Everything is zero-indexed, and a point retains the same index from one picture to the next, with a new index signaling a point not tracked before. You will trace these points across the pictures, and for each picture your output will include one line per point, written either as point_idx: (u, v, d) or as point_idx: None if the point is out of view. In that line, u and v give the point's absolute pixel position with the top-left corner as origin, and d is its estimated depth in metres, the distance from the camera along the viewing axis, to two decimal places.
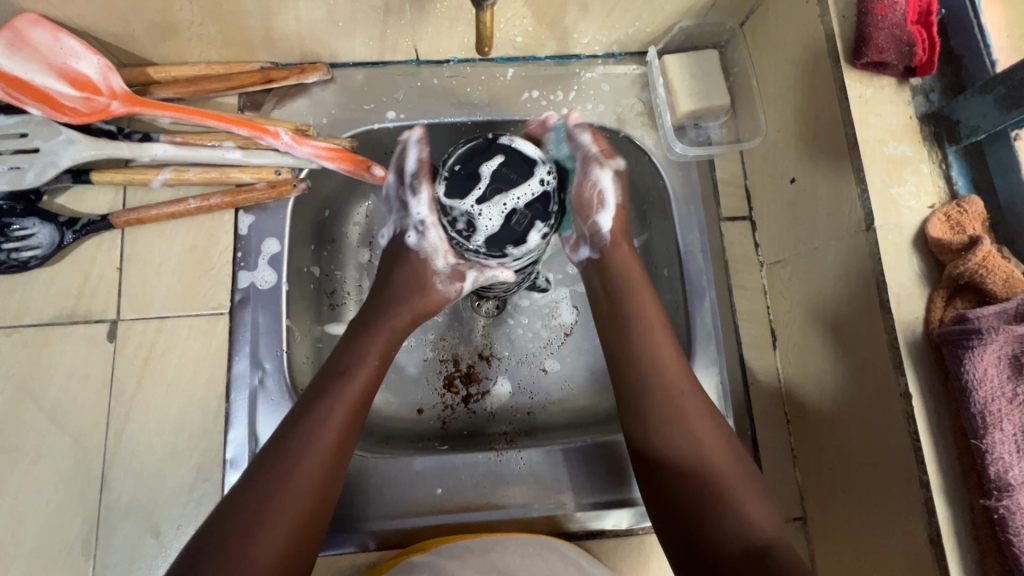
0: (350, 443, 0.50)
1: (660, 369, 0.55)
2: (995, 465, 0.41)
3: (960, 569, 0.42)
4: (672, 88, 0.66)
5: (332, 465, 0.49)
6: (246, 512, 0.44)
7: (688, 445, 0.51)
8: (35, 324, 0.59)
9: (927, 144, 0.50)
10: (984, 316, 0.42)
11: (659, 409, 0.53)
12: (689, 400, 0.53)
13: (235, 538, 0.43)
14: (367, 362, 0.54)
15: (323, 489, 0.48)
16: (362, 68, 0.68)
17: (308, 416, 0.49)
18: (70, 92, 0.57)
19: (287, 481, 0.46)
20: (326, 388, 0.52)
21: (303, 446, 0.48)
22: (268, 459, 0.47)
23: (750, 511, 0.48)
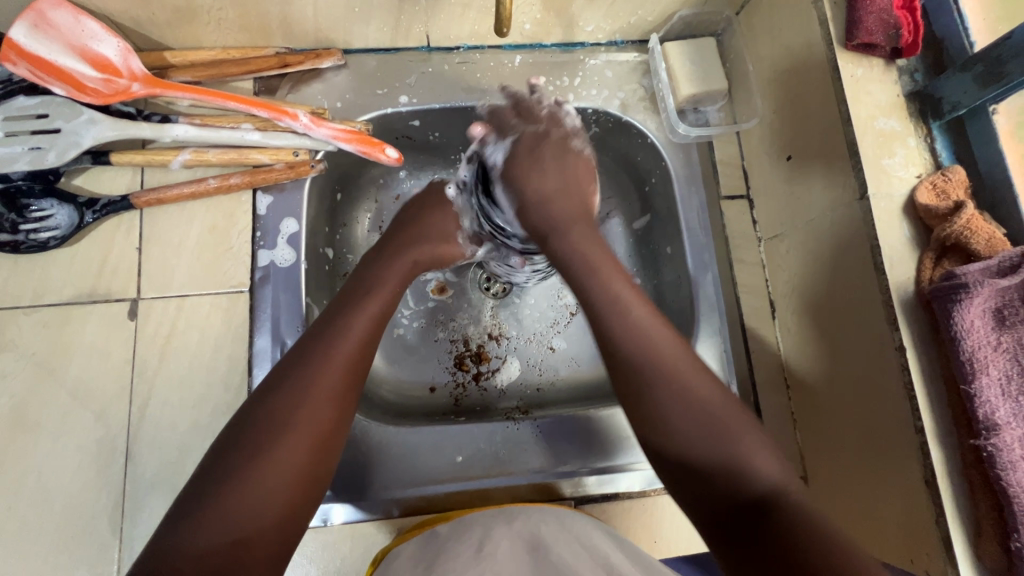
0: (352, 388, 0.50)
1: (640, 321, 0.49)
2: (983, 407, 0.44)
3: (953, 505, 0.46)
4: (673, 74, 0.69)
5: (335, 409, 0.48)
6: (251, 449, 0.44)
7: (682, 400, 0.46)
8: (54, 303, 0.59)
9: (913, 120, 0.54)
10: (970, 272, 0.46)
11: (648, 365, 0.47)
12: (681, 356, 0.48)
13: (240, 475, 0.43)
14: (372, 306, 0.54)
15: (326, 432, 0.47)
16: (375, 54, 0.70)
17: (313, 355, 0.49)
18: (92, 74, 0.58)
19: (291, 421, 0.46)
20: (331, 328, 0.52)
21: (310, 386, 0.48)
22: (271, 397, 0.47)
23: (758, 464, 0.43)
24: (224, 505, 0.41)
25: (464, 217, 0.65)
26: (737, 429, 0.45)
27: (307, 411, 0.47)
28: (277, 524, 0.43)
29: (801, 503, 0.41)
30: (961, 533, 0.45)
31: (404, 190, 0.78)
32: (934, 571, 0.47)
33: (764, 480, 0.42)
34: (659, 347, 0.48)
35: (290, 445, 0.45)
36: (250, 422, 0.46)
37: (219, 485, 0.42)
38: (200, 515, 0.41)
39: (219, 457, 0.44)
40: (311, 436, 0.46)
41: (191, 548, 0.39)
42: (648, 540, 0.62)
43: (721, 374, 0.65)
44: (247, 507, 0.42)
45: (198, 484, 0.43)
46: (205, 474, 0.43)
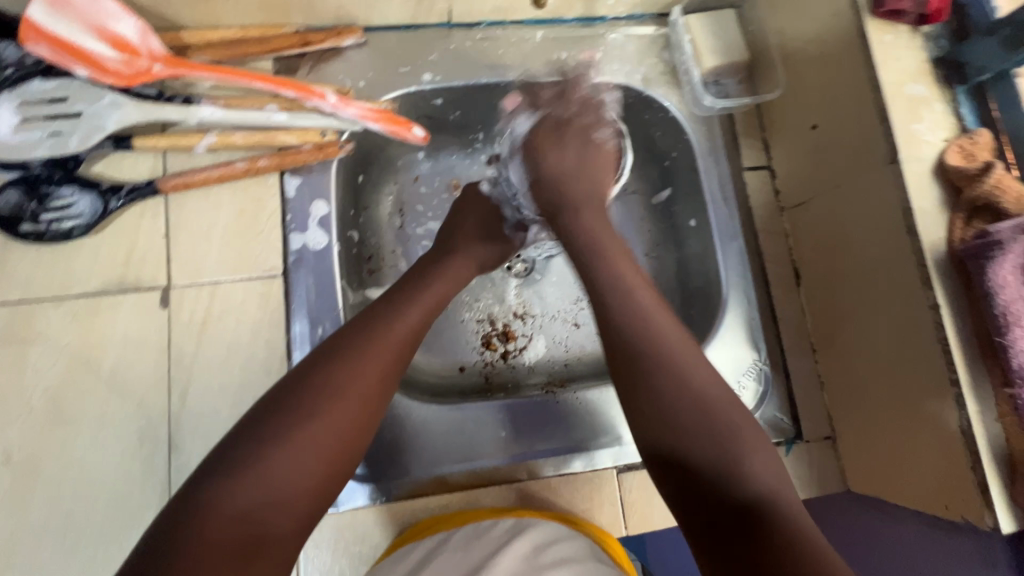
0: (401, 370, 0.51)
1: (676, 349, 0.48)
2: (1018, 358, 0.46)
3: (989, 452, 0.48)
4: (696, 46, 0.69)
5: (384, 385, 0.49)
6: (295, 416, 0.44)
7: (682, 389, 0.46)
8: (83, 294, 0.58)
9: (940, 85, 0.55)
10: (1002, 230, 0.48)
11: (651, 354, 0.48)
12: (684, 345, 0.49)
13: (281, 438, 0.43)
14: (426, 295, 0.57)
15: (373, 410, 0.48)
16: (395, 31, 0.69)
17: (366, 335, 0.50)
18: (110, 53, 0.57)
19: (338, 392, 0.46)
20: (386, 313, 0.53)
21: (360, 360, 0.48)
22: (321, 367, 0.47)
23: (750, 465, 0.43)
24: (265, 467, 0.42)
25: (504, 209, 0.67)
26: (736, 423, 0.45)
27: (355, 383, 0.47)
28: (312, 493, 0.44)
29: (785, 509, 0.41)
30: (998, 478, 0.48)
31: (423, 171, 0.78)
32: (971, 515, 0.49)
33: (753, 481, 0.42)
34: (670, 338, 0.49)
35: (333, 414, 0.45)
36: (296, 389, 0.46)
37: (260, 446, 0.43)
38: (241, 475, 0.41)
39: (264, 417, 0.44)
40: (354, 409, 0.46)
41: (231, 510, 0.40)
42: None
43: (750, 341, 0.67)
44: (284, 475, 0.42)
45: (238, 442, 0.43)
46: (247, 433, 0.44)
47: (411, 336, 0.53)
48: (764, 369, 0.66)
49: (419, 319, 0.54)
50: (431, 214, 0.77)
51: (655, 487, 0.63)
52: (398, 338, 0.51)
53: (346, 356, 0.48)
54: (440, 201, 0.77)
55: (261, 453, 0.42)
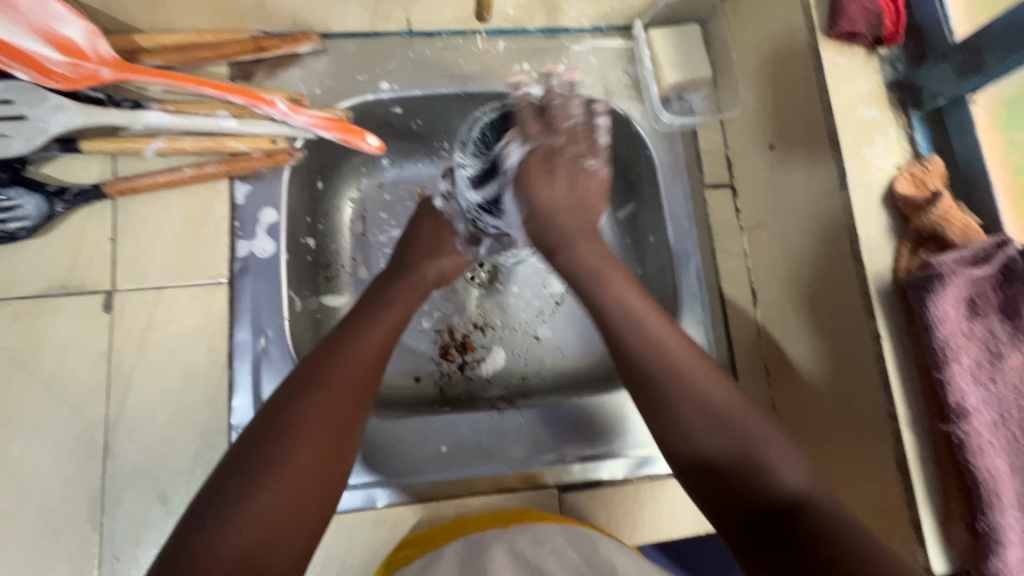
0: (372, 388, 0.51)
1: (653, 324, 0.50)
2: (954, 394, 0.45)
3: (924, 489, 0.47)
4: (657, 62, 0.69)
5: (359, 404, 0.49)
6: (275, 447, 0.44)
7: (712, 429, 0.46)
8: (25, 296, 0.58)
9: (894, 110, 0.54)
10: (945, 262, 0.47)
11: (665, 373, 0.48)
12: (696, 361, 0.48)
13: (262, 471, 0.43)
14: (390, 313, 0.56)
15: (352, 431, 0.48)
16: (354, 39, 0.68)
17: (333, 358, 0.50)
18: (56, 57, 0.57)
19: (311, 419, 0.46)
20: (348, 334, 0.53)
21: (333, 384, 0.48)
22: (293, 396, 0.47)
23: (779, 468, 0.44)
24: (250, 502, 0.41)
25: (457, 221, 0.67)
26: (748, 424, 0.46)
27: (328, 407, 0.47)
28: (306, 520, 0.44)
29: (827, 503, 0.43)
30: (931, 515, 0.47)
31: (387, 178, 0.77)
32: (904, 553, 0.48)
33: (789, 483, 0.44)
34: (678, 360, 0.48)
35: (305, 441, 0.45)
36: (271, 420, 0.45)
37: (244, 481, 0.42)
38: (229, 513, 0.41)
39: (244, 452, 0.44)
40: (330, 433, 0.46)
41: (223, 550, 0.40)
42: (632, 527, 0.62)
43: None
44: (271, 507, 0.42)
45: (221, 480, 0.43)
46: (229, 471, 0.43)
47: (377, 354, 0.52)
48: None
49: (385, 337, 0.54)
50: (395, 222, 0.76)
51: (597, 507, 0.62)
52: (363, 358, 0.51)
53: (317, 380, 0.48)
54: (404, 208, 0.76)
55: (245, 489, 0.42)
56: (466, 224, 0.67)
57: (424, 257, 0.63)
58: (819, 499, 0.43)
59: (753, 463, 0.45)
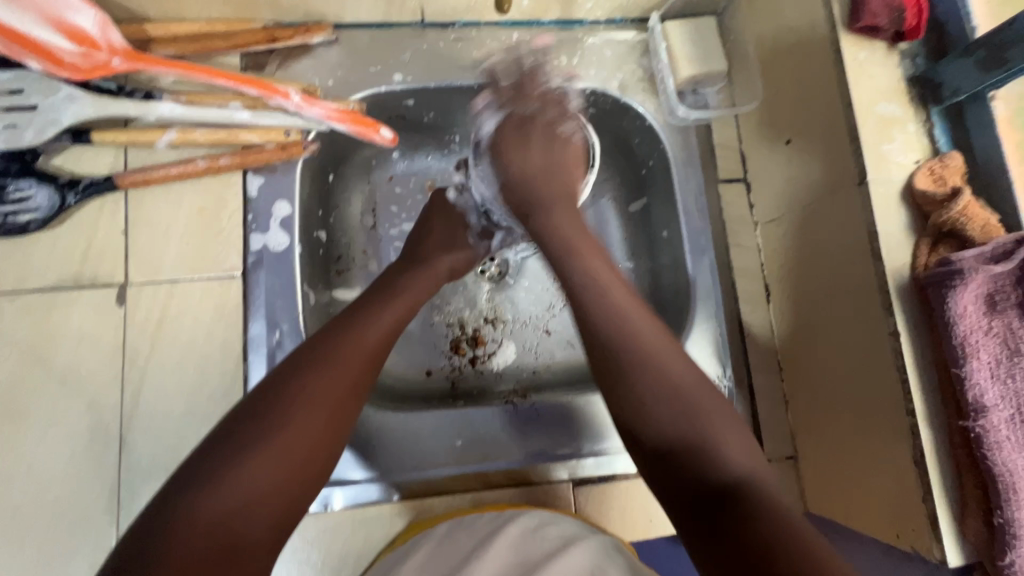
0: (372, 376, 0.51)
1: (631, 314, 0.49)
2: (972, 390, 0.46)
3: (941, 484, 0.48)
4: (673, 55, 0.68)
5: (357, 389, 0.49)
6: (267, 424, 0.44)
7: (665, 399, 0.45)
8: (38, 289, 0.57)
9: (914, 105, 0.54)
10: (965, 258, 0.47)
11: (629, 350, 0.47)
12: (665, 347, 0.48)
13: (252, 447, 0.43)
14: (396, 304, 0.56)
15: (346, 414, 0.48)
16: (367, 29, 0.67)
17: (334, 343, 0.50)
18: (68, 47, 0.56)
19: (308, 401, 0.46)
20: (353, 322, 0.53)
21: (331, 367, 0.48)
22: (292, 377, 0.47)
23: (723, 449, 0.43)
24: (234, 475, 0.42)
25: (469, 214, 0.67)
26: (701, 401, 0.45)
27: (324, 389, 0.47)
28: (289, 496, 0.44)
29: (768, 490, 0.41)
30: (947, 509, 0.47)
31: (398, 171, 0.76)
32: (921, 546, 0.49)
33: (729, 465, 0.42)
34: (645, 339, 0.48)
35: (300, 421, 0.45)
36: (268, 400, 0.46)
37: (233, 454, 0.42)
38: (214, 484, 0.41)
39: (235, 427, 0.44)
40: (326, 416, 0.47)
41: (201, 518, 0.40)
42: (646, 520, 0.62)
43: (717, 358, 0.65)
44: (254, 480, 0.42)
45: (208, 453, 0.43)
46: (217, 444, 0.44)
47: (381, 343, 0.52)
48: (728, 388, 0.65)
49: (389, 327, 0.54)
50: (405, 215, 0.75)
51: (609, 502, 0.62)
52: (368, 346, 0.51)
53: (317, 363, 0.48)
54: (415, 202, 0.76)
55: (232, 461, 0.42)
56: (480, 215, 0.67)
57: (441, 252, 0.63)
58: (760, 486, 0.41)
59: (696, 447, 0.43)
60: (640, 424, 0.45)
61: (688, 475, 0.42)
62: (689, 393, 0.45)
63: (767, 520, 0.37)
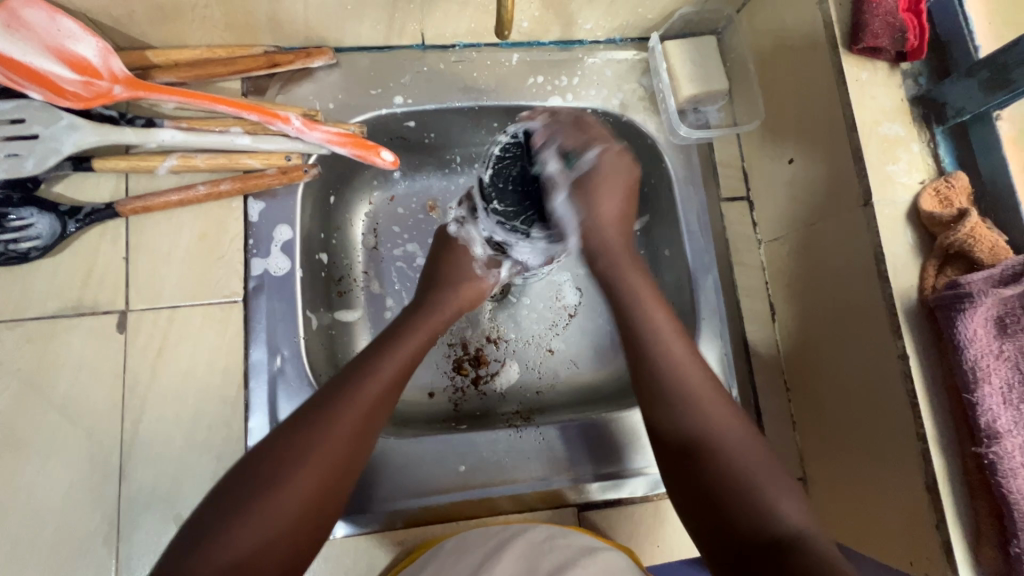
0: (374, 428, 0.49)
1: (675, 345, 0.54)
2: (985, 415, 0.45)
3: (955, 512, 0.47)
4: (674, 74, 0.68)
5: (372, 431, 0.49)
6: (258, 484, 0.43)
7: (715, 454, 0.48)
8: (38, 317, 0.57)
9: (917, 125, 0.54)
10: (974, 282, 0.46)
11: (682, 395, 0.51)
12: (713, 396, 0.51)
13: (249, 503, 0.42)
14: (401, 347, 0.55)
15: (359, 455, 0.47)
16: (367, 52, 0.67)
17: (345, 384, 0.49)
18: (70, 76, 0.56)
19: (307, 459, 0.44)
20: (359, 368, 0.51)
21: (329, 425, 0.46)
22: (302, 419, 0.47)
23: (777, 505, 0.45)
24: (221, 539, 0.40)
25: (475, 245, 0.66)
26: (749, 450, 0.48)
27: (328, 442, 0.46)
28: (302, 540, 0.43)
29: (819, 542, 0.42)
30: (961, 537, 0.46)
31: (399, 191, 0.76)
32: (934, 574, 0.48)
33: (784, 518, 0.44)
34: (693, 380, 0.52)
35: (297, 478, 0.43)
36: (281, 441, 0.45)
37: (246, 498, 0.42)
38: (224, 530, 0.40)
39: (247, 471, 0.44)
40: (320, 472, 0.45)
41: None
42: (653, 545, 0.62)
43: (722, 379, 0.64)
44: (248, 542, 0.40)
45: (203, 515, 0.42)
46: (229, 489, 0.43)
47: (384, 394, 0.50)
48: None
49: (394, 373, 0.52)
50: (407, 236, 0.75)
51: (613, 527, 0.62)
52: (382, 383, 0.51)
53: (328, 405, 0.48)
54: (417, 222, 0.75)
55: (221, 524, 0.41)
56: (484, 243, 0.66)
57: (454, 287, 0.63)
58: (811, 539, 0.43)
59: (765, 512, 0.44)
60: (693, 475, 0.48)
61: (739, 525, 0.44)
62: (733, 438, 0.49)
63: (812, 572, 0.39)
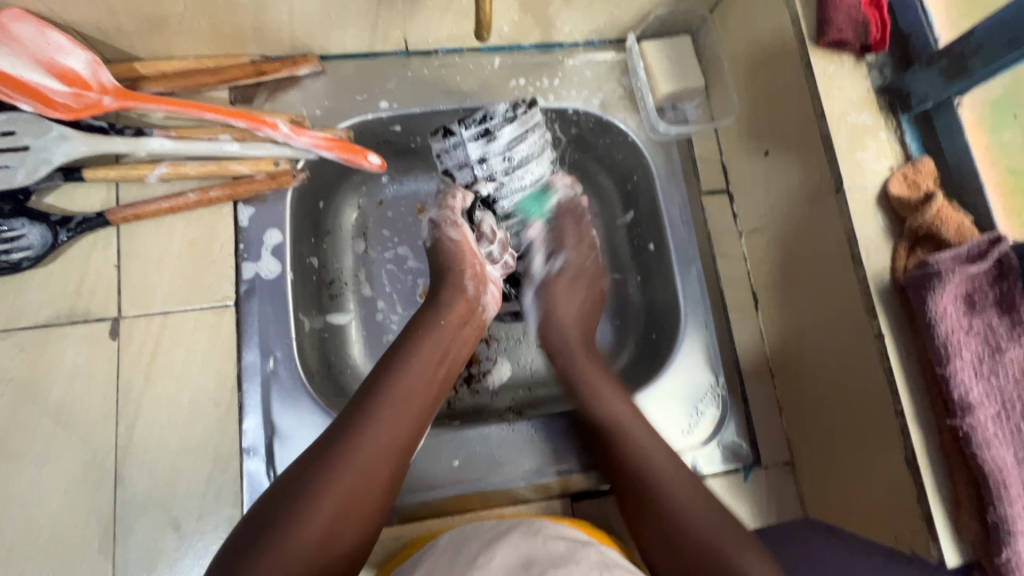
0: (412, 442, 0.53)
1: (621, 409, 0.59)
2: (958, 388, 0.46)
3: (933, 484, 0.48)
4: (651, 73, 0.70)
5: (392, 459, 0.50)
6: (300, 493, 0.46)
7: (665, 500, 0.53)
8: (31, 326, 0.57)
9: (884, 114, 0.56)
10: (942, 260, 0.48)
11: (628, 457, 0.56)
12: (655, 447, 0.56)
13: (294, 511, 0.45)
14: (420, 352, 0.56)
15: (378, 484, 0.49)
16: (352, 59, 0.69)
17: (359, 424, 0.50)
18: (60, 88, 0.57)
19: (345, 467, 0.48)
20: (390, 370, 0.54)
21: (365, 440, 0.49)
22: (317, 461, 0.48)
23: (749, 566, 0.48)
24: (270, 547, 0.43)
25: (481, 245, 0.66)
26: (710, 518, 0.51)
27: (366, 452, 0.49)
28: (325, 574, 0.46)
29: None
30: (941, 509, 0.48)
31: (387, 195, 0.77)
32: (918, 546, 0.49)
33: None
34: (634, 438, 0.57)
35: (338, 487, 0.47)
36: (294, 485, 0.47)
37: (291, 507, 0.45)
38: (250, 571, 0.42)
39: (283, 490, 0.47)
40: (357, 478, 0.48)
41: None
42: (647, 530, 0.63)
43: (708, 367, 0.66)
44: (295, 549, 0.44)
45: (248, 529, 0.45)
46: (251, 528, 0.45)
47: (417, 406, 0.54)
48: (722, 396, 0.65)
49: (422, 380, 0.55)
50: (398, 239, 0.76)
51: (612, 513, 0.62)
52: (397, 417, 0.51)
53: (341, 445, 0.49)
54: (406, 224, 0.77)
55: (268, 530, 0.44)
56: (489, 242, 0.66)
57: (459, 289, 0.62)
58: None
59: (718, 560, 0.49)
60: (648, 519, 0.53)
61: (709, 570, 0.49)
62: (678, 494, 0.53)
63: None
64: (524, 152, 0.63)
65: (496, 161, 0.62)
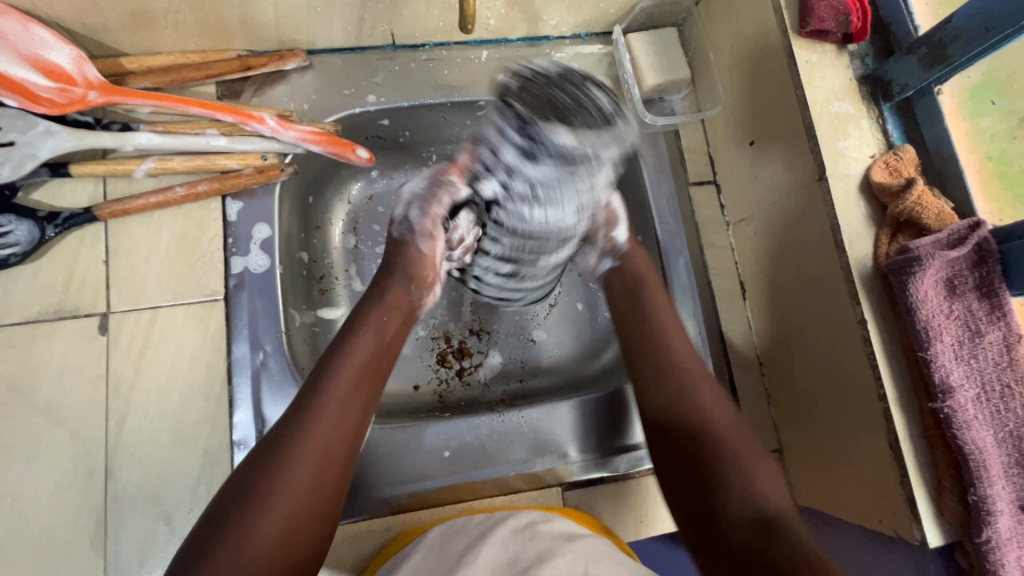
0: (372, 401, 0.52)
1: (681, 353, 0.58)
2: (939, 371, 0.47)
3: (917, 466, 0.49)
4: (638, 64, 0.71)
5: (354, 421, 0.50)
6: (268, 463, 0.45)
7: (710, 437, 0.51)
8: (19, 323, 0.57)
9: (866, 103, 0.56)
10: (923, 245, 0.48)
11: (676, 404, 0.55)
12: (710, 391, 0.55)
13: (265, 477, 0.44)
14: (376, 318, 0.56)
15: (345, 445, 0.48)
16: (339, 54, 0.69)
17: (317, 388, 0.50)
18: (44, 83, 0.57)
19: (310, 432, 0.47)
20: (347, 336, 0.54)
21: (327, 403, 0.49)
22: (279, 432, 0.47)
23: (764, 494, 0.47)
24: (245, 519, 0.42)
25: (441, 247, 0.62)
26: (737, 446, 0.51)
27: (327, 414, 0.48)
28: (304, 546, 0.44)
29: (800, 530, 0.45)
30: (923, 491, 0.48)
31: (377, 190, 0.77)
32: (902, 529, 0.50)
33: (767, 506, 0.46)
34: (686, 372, 0.57)
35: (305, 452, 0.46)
36: (259, 464, 0.45)
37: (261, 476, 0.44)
38: (217, 547, 0.41)
39: (251, 462, 0.46)
40: (324, 443, 0.47)
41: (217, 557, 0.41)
42: (636, 519, 0.64)
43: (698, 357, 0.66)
44: (272, 520, 0.43)
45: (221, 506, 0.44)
46: (225, 502, 0.44)
47: (374, 365, 0.54)
48: None
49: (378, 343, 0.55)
50: (388, 233, 0.76)
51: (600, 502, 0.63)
52: (344, 404, 0.50)
53: (300, 411, 0.48)
54: None
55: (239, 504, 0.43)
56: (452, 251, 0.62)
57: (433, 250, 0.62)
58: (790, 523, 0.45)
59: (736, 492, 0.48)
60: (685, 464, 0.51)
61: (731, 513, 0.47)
62: (727, 439, 0.51)
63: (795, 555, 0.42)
64: (554, 196, 0.53)
65: (517, 184, 0.53)
